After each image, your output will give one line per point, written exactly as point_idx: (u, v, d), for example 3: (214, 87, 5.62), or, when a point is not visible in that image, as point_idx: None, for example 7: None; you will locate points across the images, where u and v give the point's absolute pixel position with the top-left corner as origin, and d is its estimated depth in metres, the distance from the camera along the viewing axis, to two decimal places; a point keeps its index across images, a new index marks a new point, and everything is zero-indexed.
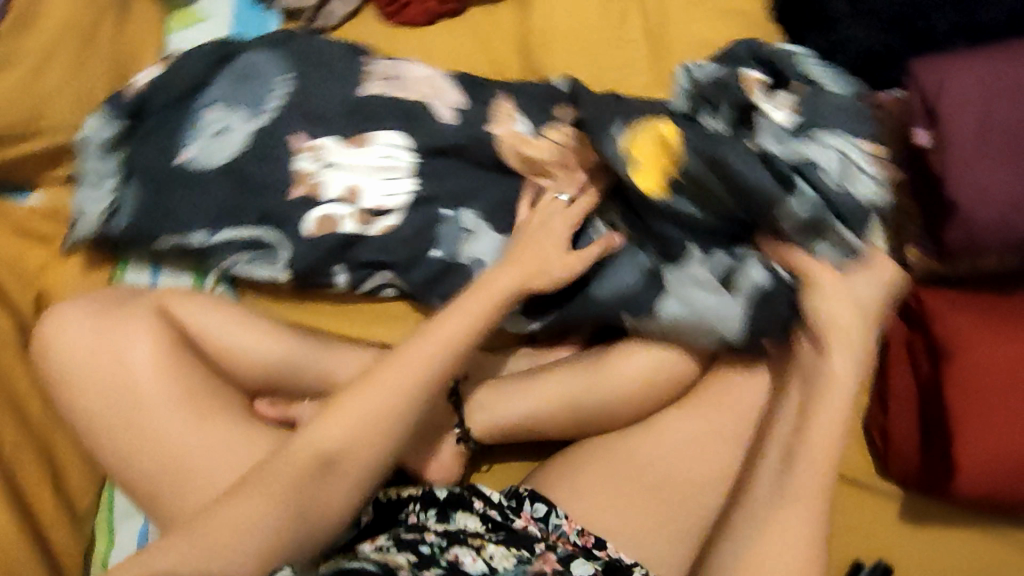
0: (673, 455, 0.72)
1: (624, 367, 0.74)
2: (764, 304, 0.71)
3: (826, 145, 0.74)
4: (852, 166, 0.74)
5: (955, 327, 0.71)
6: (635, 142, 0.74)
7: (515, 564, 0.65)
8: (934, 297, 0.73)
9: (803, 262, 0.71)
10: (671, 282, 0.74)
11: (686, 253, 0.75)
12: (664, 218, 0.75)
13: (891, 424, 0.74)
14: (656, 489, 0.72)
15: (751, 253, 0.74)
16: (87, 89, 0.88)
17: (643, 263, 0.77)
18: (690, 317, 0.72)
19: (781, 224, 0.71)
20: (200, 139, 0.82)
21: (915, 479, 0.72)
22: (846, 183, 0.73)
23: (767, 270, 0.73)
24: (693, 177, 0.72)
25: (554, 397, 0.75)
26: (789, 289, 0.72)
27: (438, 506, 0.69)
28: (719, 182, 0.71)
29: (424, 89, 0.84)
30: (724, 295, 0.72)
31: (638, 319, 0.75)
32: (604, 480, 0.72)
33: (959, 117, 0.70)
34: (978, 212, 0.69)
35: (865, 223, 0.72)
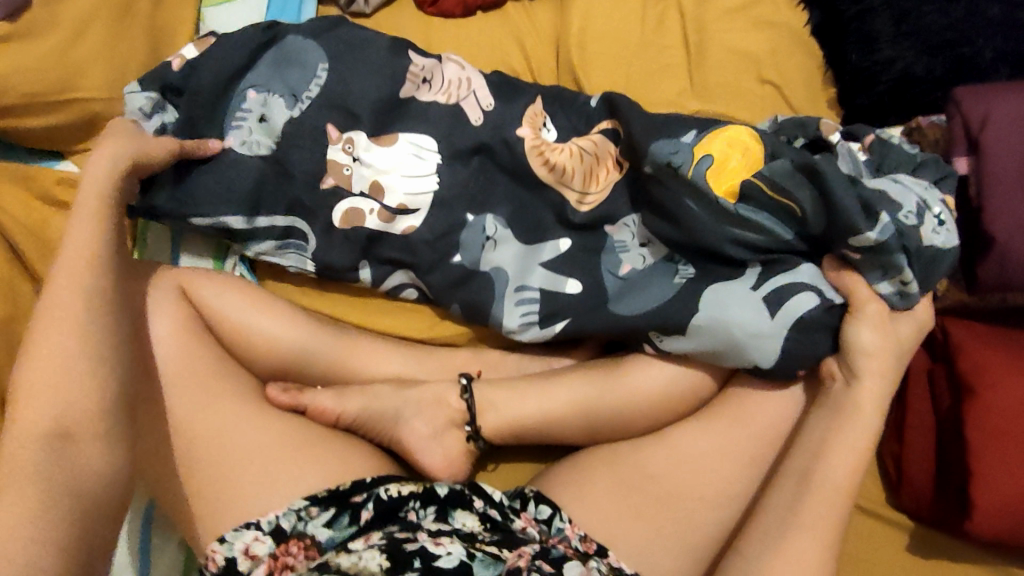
0: (680, 469, 0.67)
1: (636, 379, 0.71)
2: (803, 334, 0.65)
3: (905, 184, 0.63)
4: (930, 212, 0.62)
5: (979, 363, 0.65)
6: (701, 142, 0.67)
7: (490, 558, 0.62)
8: (959, 327, 0.68)
9: (855, 287, 0.65)
10: (706, 300, 0.66)
11: (738, 273, 0.67)
12: (722, 221, 0.65)
13: (904, 455, 0.70)
14: (664, 504, 0.66)
15: (812, 269, 0.67)
16: (121, 65, 0.76)
17: (675, 273, 0.69)
18: (714, 329, 0.65)
19: (844, 239, 0.62)
20: (242, 124, 0.75)
21: (927, 510, 0.69)
22: (921, 227, 0.62)
23: (817, 297, 0.65)
24: (772, 182, 0.63)
25: (565, 404, 0.72)
26: (838, 315, 0.66)
27: (438, 504, 0.68)
28: (804, 186, 0.63)
29: (456, 91, 0.75)
30: (761, 311, 0.65)
31: (665, 341, 0.68)
32: (611, 491, 0.67)
33: (1003, 145, 0.61)
34: (1016, 246, 0.60)
35: (931, 268, 0.63)
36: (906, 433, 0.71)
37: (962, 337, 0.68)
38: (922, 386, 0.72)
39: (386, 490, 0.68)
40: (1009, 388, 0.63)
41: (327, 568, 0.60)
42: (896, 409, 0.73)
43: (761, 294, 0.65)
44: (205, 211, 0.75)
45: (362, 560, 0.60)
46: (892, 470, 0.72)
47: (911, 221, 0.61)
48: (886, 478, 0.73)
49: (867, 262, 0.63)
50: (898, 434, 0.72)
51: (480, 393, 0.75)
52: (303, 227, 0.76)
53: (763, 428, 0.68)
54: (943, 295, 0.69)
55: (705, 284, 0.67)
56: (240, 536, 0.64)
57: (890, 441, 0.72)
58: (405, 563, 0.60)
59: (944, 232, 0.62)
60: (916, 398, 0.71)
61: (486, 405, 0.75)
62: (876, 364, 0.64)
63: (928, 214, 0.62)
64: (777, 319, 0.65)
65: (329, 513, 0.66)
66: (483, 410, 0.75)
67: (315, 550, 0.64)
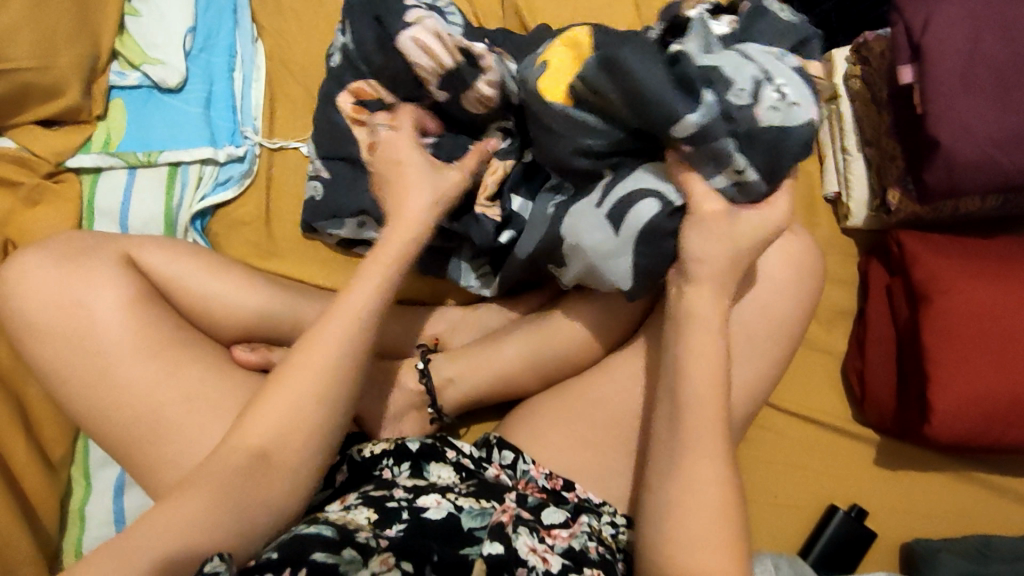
0: (645, 401, 0.68)
1: (571, 321, 0.71)
2: (648, 243, 0.63)
3: (747, 60, 0.58)
4: (767, 88, 0.57)
5: (935, 271, 0.66)
6: (547, 50, 0.64)
7: (476, 510, 0.61)
8: (913, 239, 0.69)
9: (690, 185, 0.61)
10: (568, 222, 0.66)
11: (595, 181, 0.66)
12: (562, 127, 0.63)
13: (867, 370, 0.71)
14: (630, 436, 0.67)
15: (657, 168, 0.64)
16: (49, 29, 0.73)
17: (547, 209, 0.70)
18: (571, 247, 0.66)
19: (667, 130, 0.57)
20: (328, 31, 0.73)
21: (889, 422, 0.70)
22: (750, 108, 0.56)
23: (658, 199, 0.62)
24: (589, 83, 0.59)
25: (513, 357, 0.73)
26: (680, 218, 0.62)
27: (412, 459, 0.67)
28: (609, 81, 0.57)
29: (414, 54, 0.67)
30: (604, 228, 0.63)
31: (561, 270, 0.70)
32: (578, 429, 0.68)
33: (944, 49, 0.62)
34: (961, 148, 0.61)
35: (767, 150, 0.57)
36: (867, 347, 0.71)
37: (916, 248, 0.68)
38: (881, 299, 0.72)
39: (362, 450, 0.68)
40: (963, 292, 0.65)
41: (315, 520, 0.58)
42: (857, 326, 0.74)
43: (605, 210, 0.64)
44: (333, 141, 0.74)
45: (349, 513, 0.60)
46: (855, 385, 0.72)
47: (741, 100, 0.55)
48: (850, 394, 0.73)
49: (696, 157, 0.58)
50: (859, 349, 0.72)
51: (437, 372, 0.74)
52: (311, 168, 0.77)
53: None
54: (896, 209, 0.69)
55: (569, 206, 0.67)
56: None
57: (852, 356, 0.73)
58: (390, 520, 0.59)
59: (780, 105, 0.56)
60: (875, 312, 0.72)
61: (445, 382, 0.74)
62: (809, 278, 0.67)
63: (757, 92, 0.56)
64: (622, 235, 0.63)
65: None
66: (448, 361, 0.75)
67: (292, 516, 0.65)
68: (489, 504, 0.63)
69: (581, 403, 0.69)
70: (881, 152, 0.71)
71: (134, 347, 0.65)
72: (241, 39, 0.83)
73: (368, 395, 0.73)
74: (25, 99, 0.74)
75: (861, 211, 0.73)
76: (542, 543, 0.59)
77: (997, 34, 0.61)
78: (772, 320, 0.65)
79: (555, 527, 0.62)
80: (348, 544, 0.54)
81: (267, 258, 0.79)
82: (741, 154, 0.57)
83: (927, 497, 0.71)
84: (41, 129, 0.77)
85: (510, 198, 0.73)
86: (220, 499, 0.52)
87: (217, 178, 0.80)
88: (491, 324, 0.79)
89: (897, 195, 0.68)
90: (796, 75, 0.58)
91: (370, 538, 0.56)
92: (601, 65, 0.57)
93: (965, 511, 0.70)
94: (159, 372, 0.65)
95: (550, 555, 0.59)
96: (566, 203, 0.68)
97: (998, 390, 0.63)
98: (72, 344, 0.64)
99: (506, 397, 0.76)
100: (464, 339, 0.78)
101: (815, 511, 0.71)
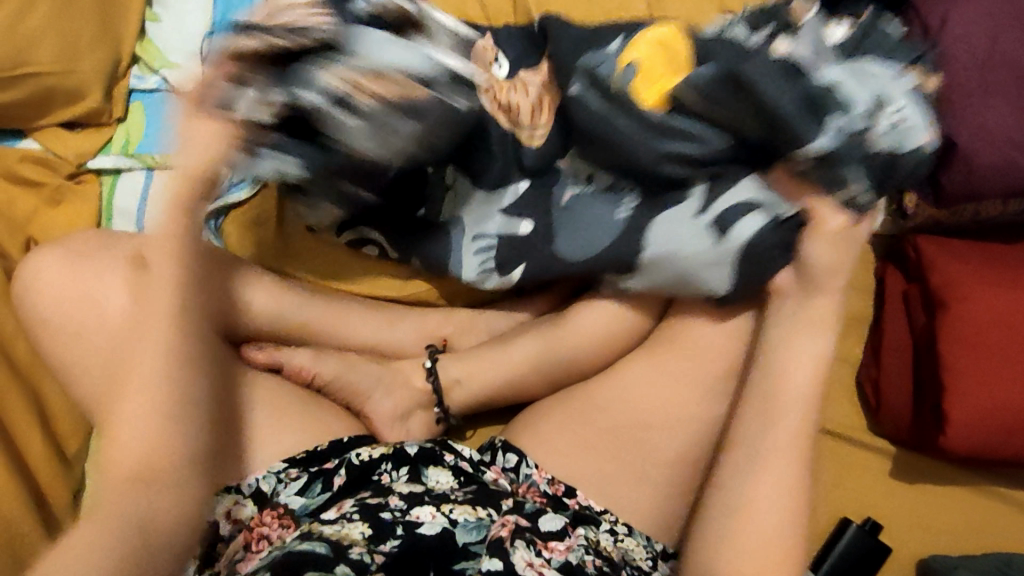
0: (651, 407, 0.66)
1: (584, 322, 0.71)
2: (751, 260, 0.62)
3: (867, 77, 0.61)
4: (893, 111, 0.60)
5: (953, 278, 0.64)
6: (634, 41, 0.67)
7: (471, 520, 0.62)
8: (932, 246, 0.67)
9: (814, 206, 0.61)
10: (654, 229, 0.65)
11: (687, 190, 0.66)
12: (656, 132, 0.64)
13: (882, 379, 0.69)
14: (634, 441, 0.66)
15: (754, 181, 0.64)
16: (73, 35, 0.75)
17: (619, 216, 0.68)
18: (653, 262, 0.65)
19: (792, 148, 0.61)
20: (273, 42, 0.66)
21: (905, 434, 0.68)
22: (901, 135, 0.60)
23: (767, 215, 0.63)
24: (699, 91, 0.62)
25: (521, 359, 0.73)
26: (795, 232, 0.62)
27: (410, 464, 0.68)
28: (733, 98, 0.61)
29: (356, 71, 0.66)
30: (706, 237, 0.63)
31: (622, 277, 0.68)
32: (581, 434, 0.67)
33: (959, 49, 0.62)
34: (979, 150, 0.61)
35: (868, 177, 0.60)
36: (883, 355, 0.69)
37: (934, 254, 0.66)
38: (897, 307, 0.70)
39: (359, 454, 0.68)
40: (981, 300, 0.63)
41: (308, 535, 0.59)
42: (873, 335, 0.71)
43: (707, 218, 0.64)
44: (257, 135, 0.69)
45: (343, 528, 0.60)
46: (870, 396, 0.70)
47: (864, 123, 0.60)
48: (865, 404, 0.71)
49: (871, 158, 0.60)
50: (875, 357, 0.70)
51: (445, 371, 0.74)
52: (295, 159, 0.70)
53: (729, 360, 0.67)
54: (914, 214, 0.68)
55: (656, 212, 0.66)
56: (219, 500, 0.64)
57: (867, 364, 0.71)
58: (383, 534, 0.60)
59: (904, 133, 0.60)
60: (892, 321, 0.70)
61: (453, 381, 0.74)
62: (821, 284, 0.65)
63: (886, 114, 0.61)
64: (723, 244, 0.63)
65: (301, 482, 0.66)
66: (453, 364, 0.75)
67: (289, 518, 0.64)
68: (485, 514, 0.63)
69: (586, 407, 0.68)
70: None
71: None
72: None
73: (374, 396, 0.73)
74: (49, 103, 0.77)
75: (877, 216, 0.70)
76: (539, 557, 0.61)
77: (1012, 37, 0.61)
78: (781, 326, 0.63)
79: (554, 540, 0.63)
80: (341, 561, 0.57)
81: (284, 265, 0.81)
82: (858, 180, 0.60)
83: (944, 513, 0.68)
84: (65, 132, 0.79)
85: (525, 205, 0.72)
86: None
87: None
88: (500, 327, 0.78)
89: (914, 199, 0.67)
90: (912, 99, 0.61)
91: (366, 556, 0.58)
92: (725, 82, 0.61)
93: (984, 528, 0.67)
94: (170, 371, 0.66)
95: (547, 569, 0.60)
96: (639, 211, 0.67)
97: (1017, 403, 0.61)
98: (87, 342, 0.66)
99: (514, 400, 0.76)
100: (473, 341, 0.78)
101: (825, 524, 0.69)
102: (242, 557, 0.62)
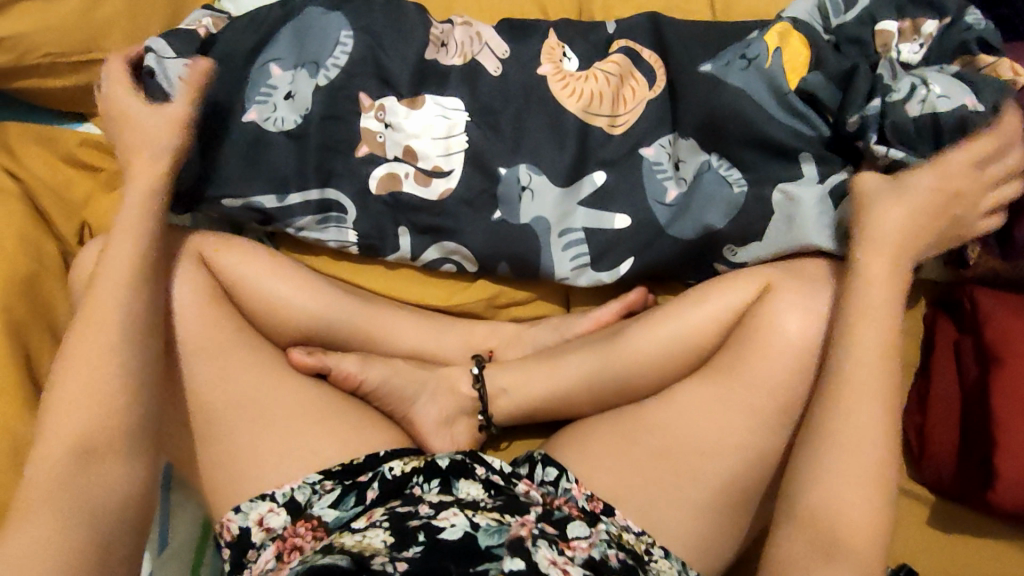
0: (696, 437, 0.66)
1: (639, 344, 0.71)
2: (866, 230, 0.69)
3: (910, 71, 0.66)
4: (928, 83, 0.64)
5: (1008, 331, 0.64)
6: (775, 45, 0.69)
7: (495, 523, 0.60)
8: (987, 298, 0.67)
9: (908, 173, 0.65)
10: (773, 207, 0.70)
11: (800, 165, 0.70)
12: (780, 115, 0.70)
13: (928, 426, 0.69)
14: (677, 468, 0.66)
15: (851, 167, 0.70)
16: (143, 24, 0.76)
17: (733, 200, 0.71)
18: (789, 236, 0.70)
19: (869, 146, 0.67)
20: (259, 100, 0.73)
21: (948, 483, 0.67)
22: (943, 99, 0.64)
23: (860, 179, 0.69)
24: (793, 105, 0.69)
25: (571, 378, 0.73)
26: None
27: (441, 476, 0.67)
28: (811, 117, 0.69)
29: (423, 129, 0.74)
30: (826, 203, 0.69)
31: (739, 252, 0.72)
32: (622, 458, 0.68)
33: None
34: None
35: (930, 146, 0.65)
36: (929, 404, 0.69)
37: (991, 307, 0.66)
38: (948, 354, 0.70)
39: (391, 468, 0.68)
40: None
41: (331, 549, 0.58)
42: (920, 381, 0.71)
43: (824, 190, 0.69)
44: (235, 192, 0.74)
45: (366, 539, 0.59)
46: (913, 441, 0.70)
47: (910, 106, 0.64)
48: (907, 450, 0.71)
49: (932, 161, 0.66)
50: (921, 405, 0.70)
51: (491, 380, 0.76)
52: (339, 197, 0.75)
53: None
54: (974, 261, 0.69)
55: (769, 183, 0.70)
56: (254, 507, 0.65)
57: (912, 411, 0.71)
58: (405, 541, 0.58)
59: (949, 96, 0.64)
60: (940, 370, 0.70)
61: (499, 391, 0.76)
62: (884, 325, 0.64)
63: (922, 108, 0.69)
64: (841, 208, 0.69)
65: (334, 493, 0.66)
66: (498, 378, 0.76)
67: (322, 530, 0.63)
68: (505, 518, 0.62)
69: (631, 431, 0.68)
70: None
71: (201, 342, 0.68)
72: None
73: (419, 401, 0.75)
74: None
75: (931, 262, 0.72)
76: (563, 556, 0.58)
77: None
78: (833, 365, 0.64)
79: (576, 539, 0.62)
80: (362, 570, 0.52)
81: (344, 273, 0.79)
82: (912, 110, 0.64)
83: (983, 564, 0.68)
84: None
85: (613, 212, 0.74)
86: None
87: None
88: (544, 341, 0.79)
89: (977, 248, 0.69)
90: (946, 78, 0.65)
91: (386, 563, 0.54)
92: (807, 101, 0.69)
93: None
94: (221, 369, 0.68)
95: (572, 567, 0.57)
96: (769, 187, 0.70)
97: None
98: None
99: (556, 416, 0.76)
100: (519, 353, 0.79)
101: None
102: (273, 567, 0.62)
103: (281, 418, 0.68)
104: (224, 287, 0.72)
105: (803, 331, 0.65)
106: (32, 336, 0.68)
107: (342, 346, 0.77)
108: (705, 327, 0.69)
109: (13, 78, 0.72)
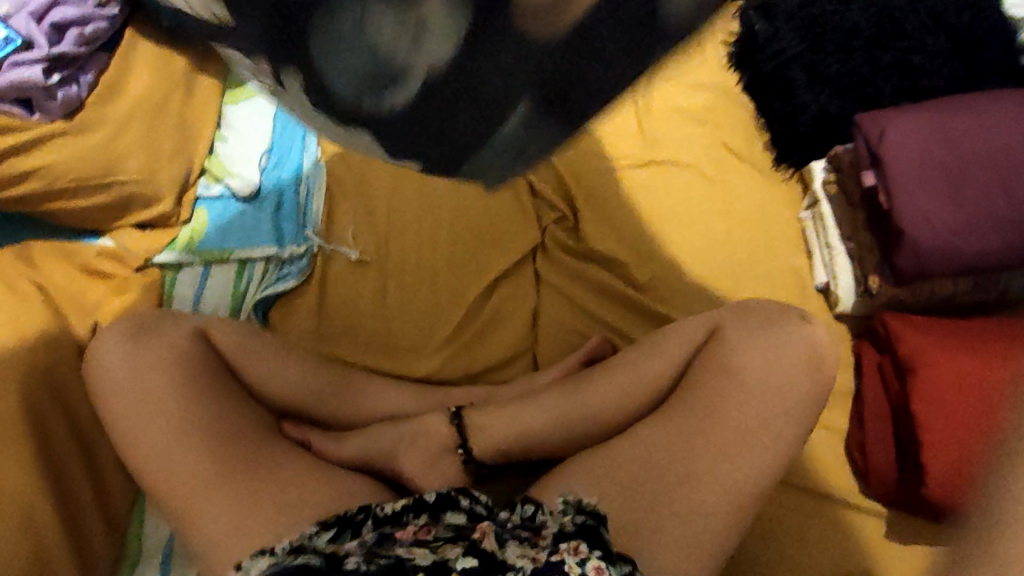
0: (650, 455, 0.73)
1: (600, 386, 0.81)
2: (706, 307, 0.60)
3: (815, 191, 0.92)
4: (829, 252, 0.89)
5: (915, 345, 0.77)
6: None
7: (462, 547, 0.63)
8: (897, 320, 0.80)
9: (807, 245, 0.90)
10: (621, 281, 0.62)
11: None
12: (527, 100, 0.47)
13: (868, 439, 0.79)
14: (636, 488, 0.72)
15: None
16: (157, 150, 0.89)
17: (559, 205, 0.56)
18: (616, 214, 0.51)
19: None
20: None
21: (893, 492, 0.77)
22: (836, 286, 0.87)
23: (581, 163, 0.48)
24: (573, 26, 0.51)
25: (539, 423, 0.81)
26: (774, 362, 0.75)
27: (429, 509, 0.70)
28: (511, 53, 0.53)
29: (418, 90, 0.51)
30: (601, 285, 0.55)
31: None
32: (594, 482, 0.73)
33: (899, 160, 0.79)
34: (922, 239, 0.77)
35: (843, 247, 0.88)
36: (865, 420, 0.81)
37: (899, 327, 0.79)
38: (874, 376, 0.82)
39: (382, 507, 0.70)
40: (944, 365, 0.75)
41: (298, 555, 0.63)
42: (856, 403, 0.83)
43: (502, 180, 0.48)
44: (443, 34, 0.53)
45: (335, 551, 0.63)
46: (857, 457, 0.80)
47: None
48: (853, 466, 0.81)
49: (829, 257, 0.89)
50: (859, 423, 0.81)
51: (468, 418, 0.83)
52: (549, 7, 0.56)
53: (731, 419, 0.73)
54: (878, 291, 0.84)
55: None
56: (255, 562, 0.64)
57: (853, 430, 0.81)
58: (375, 553, 0.62)
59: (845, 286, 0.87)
60: (871, 388, 0.82)
61: (478, 428, 0.83)
62: (795, 359, 0.75)
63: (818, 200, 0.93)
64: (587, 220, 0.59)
65: (332, 532, 0.68)
66: (473, 433, 0.83)
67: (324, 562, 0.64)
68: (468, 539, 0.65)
69: (602, 465, 0.74)
70: (862, 245, 0.87)
71: (196, 430, 0.75)
72: (308, 157, 0.98)
73: (400, 456, 0.81)
74: (128, 207, 0.89)
75: (848, 298, 0.86)
76: (533, 548, 0.64)
77: (977, 139, 0.78)
78: (759, 392, 0.74)
79: (543, 534, 0.66)
80: None
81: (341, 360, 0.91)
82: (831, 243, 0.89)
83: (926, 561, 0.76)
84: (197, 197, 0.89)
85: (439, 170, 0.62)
86: (332, 503, 0.73)
87: (279, 272, 0.93)
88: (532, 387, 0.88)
89: (877, 280, 0.84)
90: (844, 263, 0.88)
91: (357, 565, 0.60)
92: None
93: None
94: (215, 471, 0.73)
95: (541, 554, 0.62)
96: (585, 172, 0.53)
97: None
98: (159, 438, 0.74)
99: (532, 453, 0.83)
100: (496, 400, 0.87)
101: None
102: None
103: (265, 493, 0.72)
104: (241, 383, 0.82)
105: (755, 369, 0.75)
106: (48, 423, 0.78)
107: (342, 421, 0.86)
108: (641, 374, 0.80)
109: (43, 201, 0.84)
